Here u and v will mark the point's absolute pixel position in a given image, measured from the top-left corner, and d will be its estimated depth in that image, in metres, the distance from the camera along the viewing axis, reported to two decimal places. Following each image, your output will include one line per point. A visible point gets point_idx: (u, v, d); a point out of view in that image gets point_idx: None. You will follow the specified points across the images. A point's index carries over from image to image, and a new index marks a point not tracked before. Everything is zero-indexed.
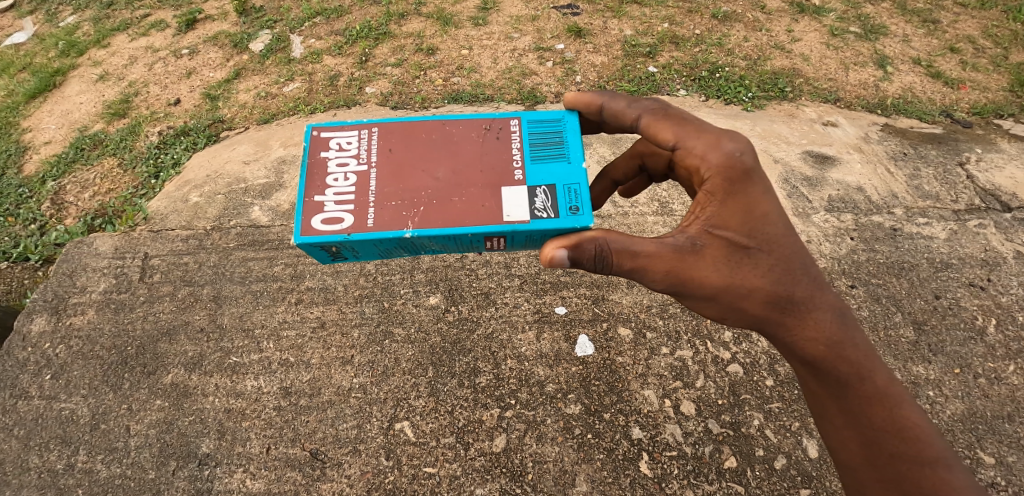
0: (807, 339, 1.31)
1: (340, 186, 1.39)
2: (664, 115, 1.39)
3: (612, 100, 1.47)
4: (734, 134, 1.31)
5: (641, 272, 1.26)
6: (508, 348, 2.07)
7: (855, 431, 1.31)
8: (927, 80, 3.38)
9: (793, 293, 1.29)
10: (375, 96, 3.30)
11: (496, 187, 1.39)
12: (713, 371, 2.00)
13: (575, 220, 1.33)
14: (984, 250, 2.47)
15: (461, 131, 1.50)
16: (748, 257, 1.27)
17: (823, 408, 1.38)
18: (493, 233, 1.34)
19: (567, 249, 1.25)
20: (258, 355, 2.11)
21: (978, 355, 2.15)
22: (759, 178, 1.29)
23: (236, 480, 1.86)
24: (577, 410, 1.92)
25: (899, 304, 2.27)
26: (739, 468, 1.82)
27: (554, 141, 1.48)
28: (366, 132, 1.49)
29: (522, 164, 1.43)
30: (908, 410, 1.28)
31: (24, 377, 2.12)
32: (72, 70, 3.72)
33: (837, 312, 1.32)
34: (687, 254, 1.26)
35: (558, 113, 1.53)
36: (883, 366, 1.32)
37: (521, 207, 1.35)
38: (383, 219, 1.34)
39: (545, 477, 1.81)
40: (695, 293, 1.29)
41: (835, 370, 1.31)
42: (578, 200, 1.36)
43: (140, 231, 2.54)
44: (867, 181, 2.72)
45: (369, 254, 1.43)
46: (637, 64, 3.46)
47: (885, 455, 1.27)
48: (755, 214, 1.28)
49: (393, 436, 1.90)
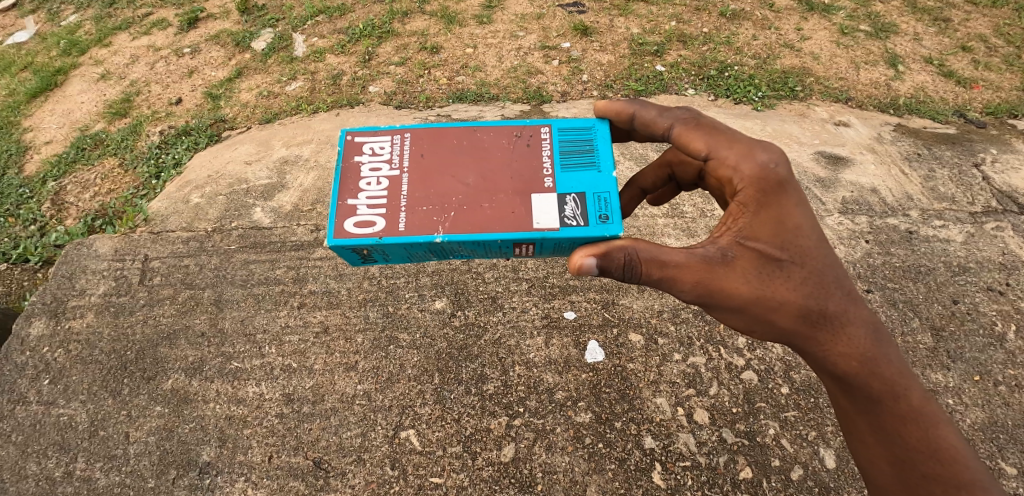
0: (839, 354, 1.27)
1: (372, 190, 1.36)
2: (697, 125, 1.34)
3: (643, 108, 1.41)
4: (768, 145, 1.27)
5: (669, 283, 1.24)
6: (516, 354, 2.02)
7: (887, 449, 1.27)
8: (939, 80, 3.32)
9: (825, 307, 1.25)
10: (379, 95, 3.26)
11: (526, 193, 1.34)
12: (727, 378, 1.95)
13: (605, 229, 1.28)
14: (1002, 254, 2.41)
15: (492, 138, 1.46)
16: (780, 269, 1.24)
17: (854, 424, 1.34)
18: (523, 240, 1.30)
19: (595, 257, 1.22)
20: (261, 361, 2.06)
21: (998, 361, 2.09)
22: (793, 188, 1.26)
23: (237, 489, 1.82)
24: (588, 419, 1.87)
25: (916, 309, 2.21)
26: (754, 479, 1.76)
27: (585, 149, 1.43)
28: (399, 137, 1.46)
29: (552, 172, 1.38)
30: (945, 431, 1.22)
31: (22, 382, 2.08)
32: (73, 69, 3.68)
33: (871, 328, 1.27)
34: (717, 265, 1.24)
35: (590, 121, 1.48)
36: (919, 384, 1.27)
37: (550, 214, 1.30)
38: (413, 224, 1.30)
39: (555, 487, 1.76)
40: (724, 304, 1.26)
41: (866, 386, 1.27)
42: (608, 208, 1.31)
43: (141, 232, 2.50)
44: (882, 183, 2.66)
45: (398, 258, 1.40)
46: (645, 63, 3.40)
47: (917, 475, 1.21)
48: (788, 226, 1.25)
49: (398, 445, 1.85)
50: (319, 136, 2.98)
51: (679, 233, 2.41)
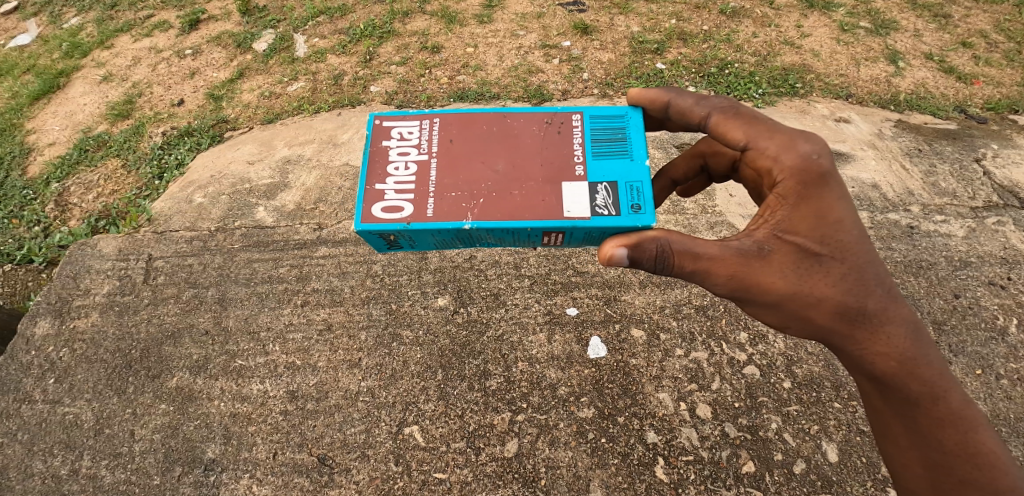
0: (876, 353, 1.28)
1: (400, 175, 1.37)
2: (736, 115, 1.34)
3: (679, 96, 1.41)
4: (810, 136, 1.27)
5: (702, 275, 1.25)
6: (518, 350, 2.03)
7: (920, 452, 1.30)
8: (940, 76, 3.32)
9: (864, 305, 1.25)
10: (380, 95, 3.27)
11: (556, 182, 1.36)
12: (730, 373, 1.96)
13: (637, 219, 1.29)
14: (1004, 248, 2.41)
15: (522, 124, 1.47)
16: (818, 265, 1.24)
17: (888, 425, 1.36)
18: (552, 229, 1.31)
19: (627, 248, 1.23)
20: (264, 358, 2.08)
21: (1000, 355, 2.09)
22: (836, 182, 1.25)
23: (242, 486, 1.83)
24: (591, 414, 1.88)
25: (918, 303, 2.22)
26: (757, 473, 1.77)
27: (616, 137, 1.44)
28: (427, 122, 1.47)
29: (584, 160, 1.40)
30: (983, 435, 1.25)
31: (27, 381, 2.09)
32: (76, 71, 3.70)
33: (911, 327, 1.28)
34: (753, 259, 1.24)
35: (622, 109, 1.49)
36: (958, 386, 1.28)
37: (581, 203, 1.32)
38: (442, 210, 1.31)
39: (558, 482, 1.77)
40: (760, 299, 1.27)
41: (904, 387, 1.28)
42: (641, 198, 1.32)
43: (144, 232, 2.51)
44: (883, 178, 2.67)
45: (424, 244, 1.41)
46: (645, 61, 3.41)
47: (952, 479, 1.25)
48: (829, 220, 1.24)
49: (401, 442, 1.86)
50: (321, 136, 2.99)
51: (682, 229, 2.42)
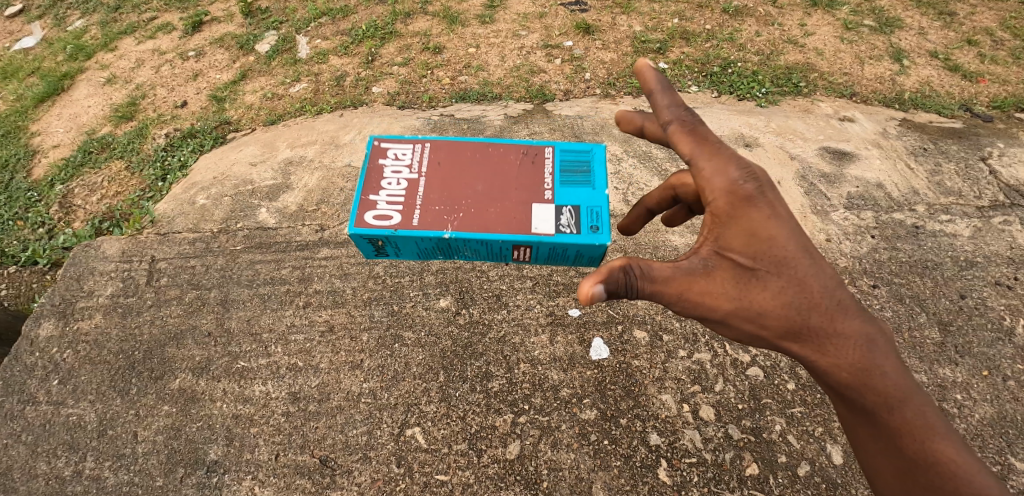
0: (828, 364, 1.25)
1: (392, 189, 1.53)
2: (691, 131, 1.32)
3: (648, 119, 1.42)
4: (740, 159, 1.29)
5: (654, 298, 1.28)
6: (520, 352, 2.03)
7: (889, 462, 1.23)
8: (945, 74, 3.29)
9: (806, 317, 1.24)
10: (381, 96, 3.26)
11: (527, 202, 1.54)
12: (733, 374, 1.95)
13: (593, 238, 1.49)
14: (1010, 248, 2.39)
15: (503, 152, 1.65)
16: (756, 280, 1.25)
17: (855, 436, 1.31)
18: (521, 243, 1.49)
19: (603, 284, 1.22)
20: (266, 360, 2.08)
21: (1007, 356, 2.06)
22: (767, 200, 1.26)
23: (244, 487, 1.83)
24: (593, 416, 1.87)
25: (923, 304, 2.18)
26: (761, 475, 1.75)
27: (583, 168, 1.62)
28: (420, 145, 1.64)
29: (553, 185, 1.57)
30: (945, 445, 1.17)
31: (32, 383, 2.09)
32: (80, 73, 3.72)
33: (861, 336, 1.24)
34: (697, 277, 1.27)
35: (588, 144, 1.68)
36: (916, 394, 1.22)
37: (547, 222, 1.50)
38: (426, 221, 1.48)
39: (561, 484, 1.76)
40: (709, 316, 1.29)
41: (860, 397, 1.24)
42: (598, 222, 1.52)
43: (147, 234, 2.53)
44: (887, 178, 2.65)
45: (407, 253, 1.58)
46: (648, 60, 3.40)
47: (917, 488, 1.18)
48: (763, 237, 1.25)
49: (404, 443, 1.86)
50: (323, 137, 2.99)
51: (684, 229, 2.41)
